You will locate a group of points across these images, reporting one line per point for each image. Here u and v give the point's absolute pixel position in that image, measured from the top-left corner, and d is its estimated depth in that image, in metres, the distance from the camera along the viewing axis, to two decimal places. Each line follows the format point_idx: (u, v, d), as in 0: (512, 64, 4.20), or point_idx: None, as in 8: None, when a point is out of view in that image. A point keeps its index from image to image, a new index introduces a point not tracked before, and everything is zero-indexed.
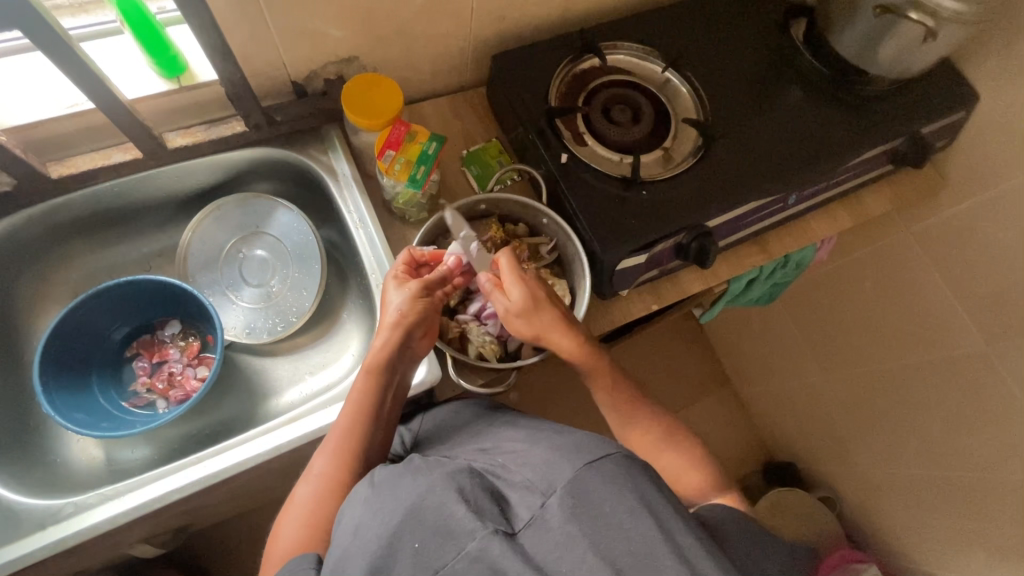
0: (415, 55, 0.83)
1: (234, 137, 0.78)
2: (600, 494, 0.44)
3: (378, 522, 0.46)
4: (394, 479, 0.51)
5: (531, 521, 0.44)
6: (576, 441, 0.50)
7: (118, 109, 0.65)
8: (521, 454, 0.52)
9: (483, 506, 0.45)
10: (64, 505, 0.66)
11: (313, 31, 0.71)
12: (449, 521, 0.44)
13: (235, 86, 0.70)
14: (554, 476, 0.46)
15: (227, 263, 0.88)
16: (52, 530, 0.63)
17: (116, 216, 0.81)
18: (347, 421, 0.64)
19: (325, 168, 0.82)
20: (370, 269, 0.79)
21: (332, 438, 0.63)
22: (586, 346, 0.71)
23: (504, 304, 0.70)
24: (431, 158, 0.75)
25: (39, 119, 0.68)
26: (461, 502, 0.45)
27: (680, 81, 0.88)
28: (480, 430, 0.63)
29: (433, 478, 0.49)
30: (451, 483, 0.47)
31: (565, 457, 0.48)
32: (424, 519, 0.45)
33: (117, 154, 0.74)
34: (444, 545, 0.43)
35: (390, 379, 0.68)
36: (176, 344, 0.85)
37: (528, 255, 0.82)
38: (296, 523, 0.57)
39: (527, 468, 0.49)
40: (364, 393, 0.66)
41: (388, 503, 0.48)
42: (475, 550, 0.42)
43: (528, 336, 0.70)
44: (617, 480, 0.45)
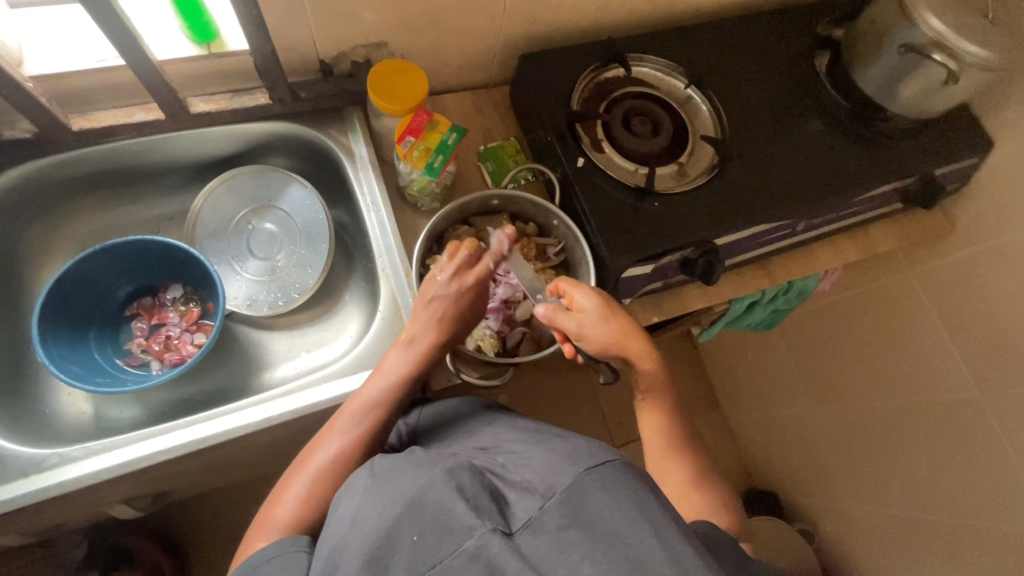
0: (443, 47, 0.84)
1: (257, 109, 0.79)
2: (597, 500, 0.44)
3: (377, 512, 0.45)
4: (395, 470, 0.49)
5: (528, 523, 0.44)
6: (576, 449, 0.51)
7: (149, 68, 0.65)
8: (521, 456, 0.52)
9: (482, 505, 0.45)
10: (50, 454, 0.66)
11: (346, 12, 0.72)
12: (449, 517, 0.44)
13: (265, 58, 0.71)
14: (555, 481, 0.46)
15: (237, 232, 0.88)
16: (35, 479, 0.63)
17: (131, 174, 0.82)
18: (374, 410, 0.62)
19: (343, 148, 0.83)
20: (378, 253, 0.80)
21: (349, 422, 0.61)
22: (661, 363, 0.71)
23: (578, 319, 0.68)
24: (449, 149, 0.75)
25: (67, 71, 0.68)
26: (461, 499, 0.45)
27: (702, 99, 0.89)
28: (478, 428, 0.63)
29: (435, 472, 0.48)
30: (451, 479, 0.47)
31: (566, 462, 0.48)
32: (424, 512, 0.44)
33: (140, 114, 0.74)
34: (442, 540, 0.43)
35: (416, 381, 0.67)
36: (177, 309, 0.85)
37: (535, 255, 0.83)
38: (307, 488, 0.57)
39: (528, 470, 0.49)
40: (400, 379, 0.66)
41: (388, 493, 0.47)
42: (473, 546, 0.42)
43: (611, 346, 0.69)
44: (615, 488, 0.45)
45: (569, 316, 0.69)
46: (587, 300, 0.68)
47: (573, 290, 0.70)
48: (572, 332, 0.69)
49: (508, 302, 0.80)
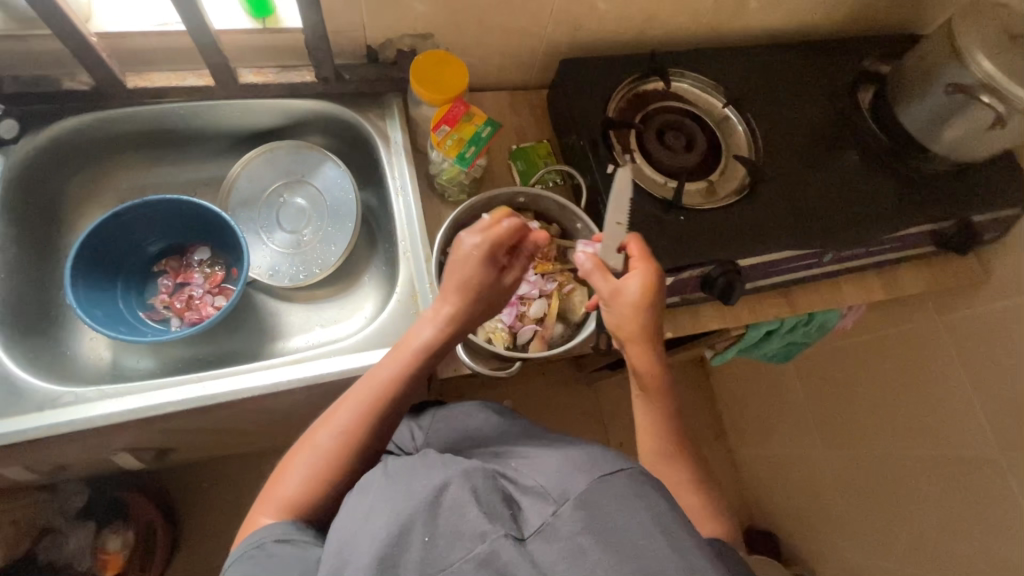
0: (487, 45, 0.86)
1: (302, 86, 0.81)
2: (612, 509, 0.43)
3: (390, 510, 0.45)
4: (409, 470, 0.49)
5: (541, 528, 0.43)
6: (589, 453, 0.49)
7: (206, 35, 0.68)
8: (536, 458, 0.51)
9: (494, 509, 0.45)
10: (66, 392, 0.68)
11: (397, 0, 0.74)
12: (461, 521, 0.44)
13: (316, 37, 0.73)
14: (569, 487, 0.45)
15: (269, 203, 0.90)
16: (50, 414, 0.65)
17: (175, 137, 0.85)
18: (385, 388, 0.61)
19: (379, 132, 0.84)
20: (401, 236, 0.80)
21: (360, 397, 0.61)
22: (659, 368, 0.69)
23: (615, 287, 0.70)
24: (482, 141, 0.75)
25: (130, 31, 0.72)
26: (473, 502, 0.45)
27: (739, 120, 0.89)
28: (492, 431, 0.62)
29: (449, 473, 0.48)
30: (465, 481, 0.47)
31: (581, 467, 0.47)
32: (437, 514, 0.44)
33: (192, 79, 0.78)
34: (452, 544, 0.43)
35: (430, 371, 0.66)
36: (201, 270, 0.87)
37: (556, 255, 0.83)
38: (308, 471, 0.56)
39: (542, 472, 0.48)
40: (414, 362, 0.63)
41: (401, 493, 0.47)
42: (483, 552, 0.42)
43: (625, 327, 0.70)
44: (631, 497, 0.44)
45: (610, 279, 0.70)
46: (635, 283, 0.68)
47: (636, 261, 0.70)
48: (604, 294, 0.71)
49: (524, 299, 0.80)
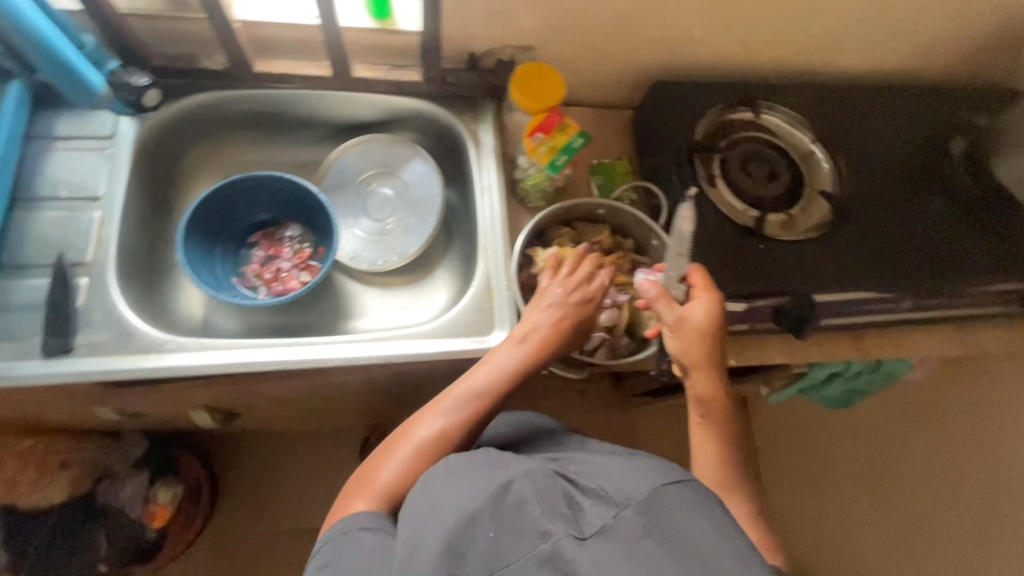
0: (582, 62, 0.89)
1: (406, 84, 0.86)
2: (675, 516, 0.44)
3: (455, 504, 0.46)
4: (471, 466, 0.50)
5: (602, 530, 0.43)
6: (650, 463, 0.50)
7: (334, 28, 0.74)
8: (594, 464, 0.52)
9: (555, 508, 0.45)
10: (168, 339, 0.70)
11: (509, 13, 0.79)
12: (524, 518, 0.44)
13: (430, 39, 0.78)
14: (631, 491, 0.46)
15: (357, 190, 0.95)
16: (161, 357, 0.68)
17: (283, 121, 0.91)
18: (472, 399, 0.63)
19: (471, 133, 0.88)
20: (482, 232, 0.82)
21: (440, 409, 0.62)
22: (722, 396, 0.70)
23: (679, 314, 0.70)
24: (574, 150, 0.77)
25: (266, 20, 0.78)
26: (534, 501, 0.45)
27: (825, 157, 0.89)
28: (552, 443, 0.64)
29: (509, 471, 0.48)
30: (524, 479, 0.47)
31: (642, 474, 0.47)
32: (501, 510, 0.45)
33: (310, 67, 0.80)
34: (516, 542, 0.43)
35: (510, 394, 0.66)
36: (290, 245, 0.92)
37: (629, 269, 0.83)
38: (400, 466, 0.59)
39: (602, 476, 0.48)
40: (512, 374, 0.66)
41: (465, 487, 0.48)
42: (547, 551, 0.42)
43: (690, 355, 0.70)
44: (692, 505, 0.45)
45: (673, 306, 0.70)
46: (700, 311, 0.69)
47: (698, 291, 0.70)
48: (667, 322, 0.71)
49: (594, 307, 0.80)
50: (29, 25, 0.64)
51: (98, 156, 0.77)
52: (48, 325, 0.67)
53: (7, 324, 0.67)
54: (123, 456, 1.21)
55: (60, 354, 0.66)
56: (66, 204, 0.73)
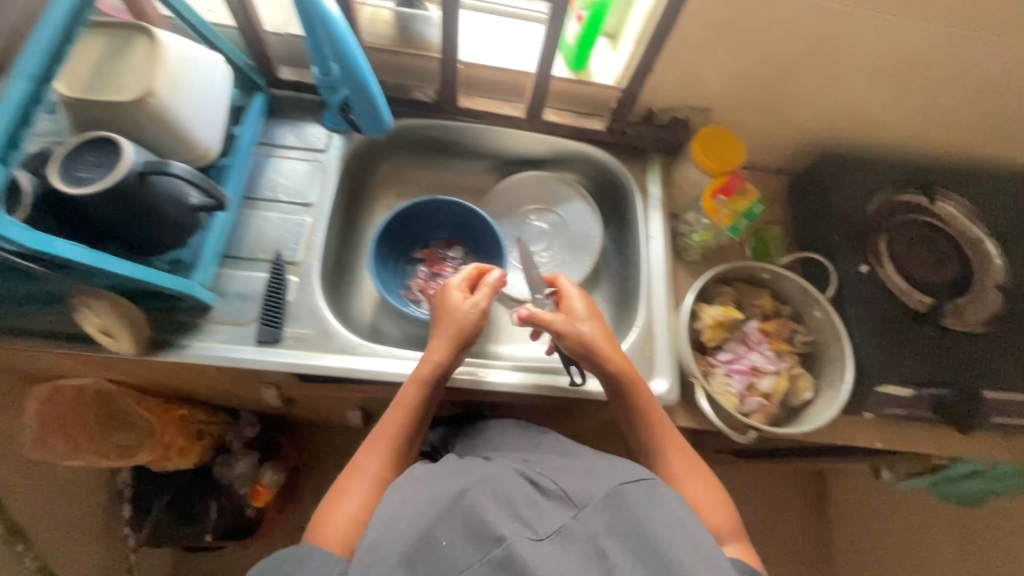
0: (756, 127, 0.91)
1: (585, 130, 0.90)
2: (632, 511, 0.53)
3: (415, 515, 0.53)
4: (442, 475, 0.58)
5: (562, 529, 0.53)
6: (613, 470, 0.58)
7: (545, 77, 0.79)
8: (553, 469, 0.60)
9: (506, 515, 0.52)
10: (360, 343, 0.76)
11: (705, 78, 0.82)
12: (478, 524, 0.51)
13: (626, 94, 0.82)
14: (593, 493, 0.55)
15: (515, 222, 0.99)
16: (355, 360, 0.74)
17: (460, 150, 0.96)
18: (392, 403, 0.69)
19: (639, 184, 0.91)
20: (646, 280, 0.85)
21: (393, 415, 0.68)
22: (648, 401, 0.71)
23: (586, 325, 0.74)
24: (755, 216, 0.80)
25: (478, 62, 0.83)
26: (488, 506, 0.53)
27: (998, 249, 0.87)
28: (504, 436, 0.72)
29: (463, 482, 0.56)
30: (472, 489, 0.54)
31: (596, 479, 0.57)
32: (461, 518, 0.52)
33: (507, 109, 0.87)
34: (466, 548, 0.50)
35: (438, 387, 0.72)
36: (451, 264, 0.95)
37: (786, 336, 0.83)
38: (353, 510, 0.61)
39: (567, 483, 0.57)
40: (434, 367, 0.70)
41: (424, 500, 0.54)
42: (504, 551, 0.49)
43: (578, 347, 0.72)
44: (652, 502, 0.54)
45: (571, 314, 0.75)
46: (588, 326, 0.73)
47: (566, 294, 0.77)
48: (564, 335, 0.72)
49: (755, 370, 0.79)
50: (343, 45, 0.64)
51: (312, 167, 0.85)
52: (266, 314, 0.74)
53: (229, 308, 0.75)
54: (239, 435, 1.27)
55: (271, 342, 0.73)
56: (284, 206, 0.82)
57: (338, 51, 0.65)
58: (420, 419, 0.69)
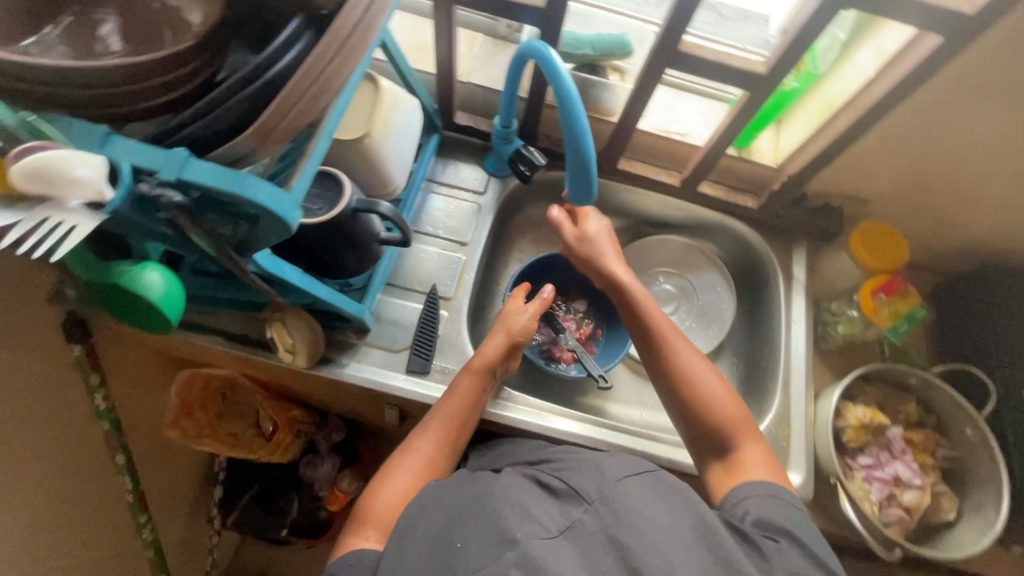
0: (914, 225, 0.88)
1: (735, 205, 0.90)
2: (625, 500, 0.50)
3: (440, 522, 0.53)
4: (467, 484, 0.58)
5: (574, 525, 0.50)
6: (617, 461, 0.56)
7: (716, 154, 0.79)
8: (563, 463, 0.59)
9: (503, 508, 0.52)
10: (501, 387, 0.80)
11: (877, 173, 0.80)
12: (495, 529, 0.50)
13: (793, 179, 0.81)
14: (603, 488, 0.52)
15: (644, 280, 0.98)
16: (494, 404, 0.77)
17: (600, 205, 0.98)
18: (450, 399, 0.69)
19: (783, 266, 0.89)
20: (784, 366, 0.83)
21: (443, 418, 0.68)
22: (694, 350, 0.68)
23: (596, 226, 0.77)
24: (917, 320, 0.82)
25: (645, 129, 0.86)
26: (478, 500, 0.54)
27: None
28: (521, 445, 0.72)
29: (479, 488, 0.55)
30: (484, 492, 0.55)
31: (603, 471, 0.54)
32: (476, 522, 0.51)
33: (663, 176, 0.90)
34: (486, 552, 0.48)
35: (489, 384, 0.72)
36: (571, 318, 0.93)
37: (930, 449, 0.79)
38: (401, 490, 0.61)
39: (568, 473, 0.56)
40: (489, 363, 0.71)
41: (447, 505, 0.55)
42: (519, 555, 0.47)
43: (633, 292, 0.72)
44: (658, 496, 0.51)
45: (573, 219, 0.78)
46: (598, 226, 0.76)
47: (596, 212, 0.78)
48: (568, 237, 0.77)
49: (897, 481, 0.77)
50: (576, 129, 0.58)
51: (469, 208, 0.89)
52: (417, 345, 0.77)
53: (383, 333, 0.79)
54: (327, 437, 1.23)
55: (420, 373, 0.76)
56: (442, 242, 0.86)
57: (567, 137, 0.59)
58: (468, 416, 0.70)
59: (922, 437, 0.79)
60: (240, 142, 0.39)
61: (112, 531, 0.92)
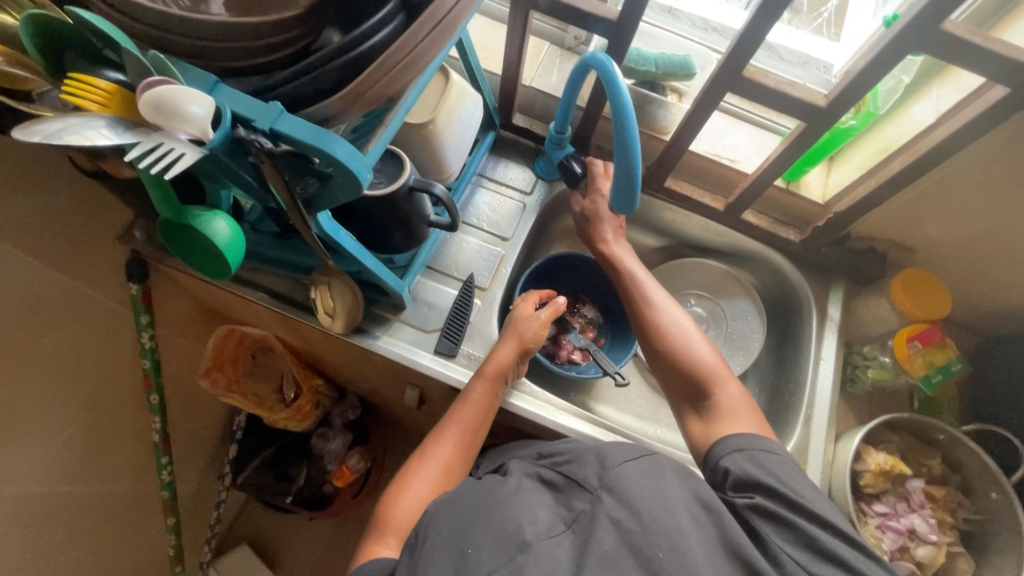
0: (959, 281, 0.87)
1: (777, 237, 0.90)
2: (624, 489, 0.51)
3: (445, 525, 0.52)
4: (468, 486, 0.57)
5: (578, 516, 0.51)
6: (611, 447, 0.57)
7: (764, 183, 0.80)
8: (563, 452, 0.59)
9: (512, 511, 0.52)
10: (523, 381, 0.81)
11: (926, 222, 0.80)
12: (506, 531, 0.49)
13: (839, 217, 0.81)
14: (603, 476, 0.53)
15: (675, 300, 0.98)
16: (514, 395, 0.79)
17: (641, 221, 1.00)
18: (461, 406, 0.71)
19: (818, 303, 0.89)
20: (807, 403, 0.82)
21: (455, 424, 0.69)
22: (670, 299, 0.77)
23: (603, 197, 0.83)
24: (951, 374, 0.80)
25: (697, 151, 0.87)
26: (487, 502, 0.53)
27: None
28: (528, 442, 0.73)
29: (483, 491, 0.55)
30: (491, 494, 0.54)
31: (602, 459, 0.55)
32: (484, 524, 0.50)
33: (708, 199, 0.91)
34: (498, 556, 0.48)
35: (501, 390, 0.74)
36: (578, 320, 0.94)
37: (949, 507, 0.77)
38: (418, 500, 0.63)
39: (569, 467, 0.56)
40: (501, 370, 0.73)
41: (451, 508, 0.54)
42: (532, 557, 0.47)
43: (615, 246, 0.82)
44: (659, 481, 0.52)
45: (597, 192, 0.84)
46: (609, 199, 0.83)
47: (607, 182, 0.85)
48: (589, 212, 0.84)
49: (912, 534, 0.75)
50: (628, 138, 0.60)
51: (515, 207, 0.92)
52: (448, 328, 0.80)
53: (417, 312, 0.81)
54: (342, 414, 1.26)
55: (447, 355, 0.79)
56: (484, 235, 0.89)
57: (617, 146, 0.61)
58: (483, 423, 0.71)
59: (942, 494, 0.77)
60: (331, 103, 0.43)
61: (133, 466, 0.97)
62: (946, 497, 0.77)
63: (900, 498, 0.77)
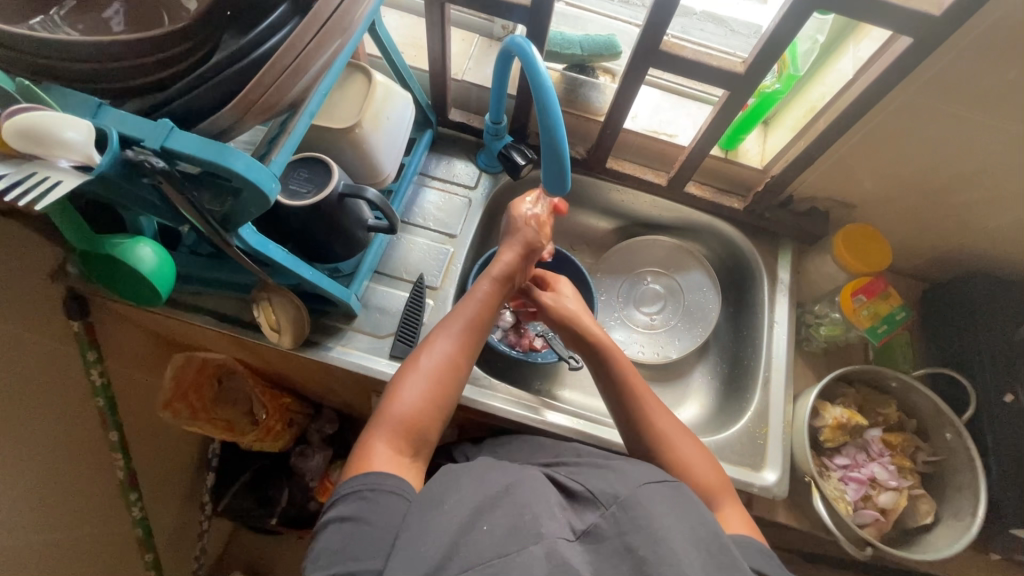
0: (899, 231, 0.89)
1: (721, 207, 0.91)
2: (644, 503, 0.49)
3: (453, 507, 0.50)
4: (480, 470, 0.55)
5: (590, 529, 0.49)
6: (635, 471, 0.55)
7: (699, 155, 0.81)
8: (586, 470, 0.57)
9: (529, 503, 0.49)
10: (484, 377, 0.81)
11: (859, 177, 0.82)
12: (519, 522, 0.47)
13: (776, 181, 0.83)
14: (619, 493, 0.51)
15: (631, 280, 0.99)
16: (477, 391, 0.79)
17: (591, 205, 1.00)
18: (471, 300, 0.68)
19: (768, 267, 0.90)
20: (764, 366, 0.84)
21: (461, 318, 0.67)
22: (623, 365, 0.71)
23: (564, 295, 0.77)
24: (896, 323, 0.82)
25: (633, 130, 0.88)
26: (502, 493, 0.51)
27: None
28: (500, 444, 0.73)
29: (499, 481, 0.53)
30: (509, 485, 0.52)
31: (626, 479, 0.53)
32: (495, 514, 0.48)
33: (650, 175, 0.92)
34: (509, 543, 0.45)
35: (510, 289, 0.72)
36: None
37: (908, 452, 0.79)
38: (418, 390, 0.62)
39: (591, 480, 0.54)
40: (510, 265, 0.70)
41: (460, 490, 0.52)
42: (544, 549, 0.45)
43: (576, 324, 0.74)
44: (681, 508, 0.49)
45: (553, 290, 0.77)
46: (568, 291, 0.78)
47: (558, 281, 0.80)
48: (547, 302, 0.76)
49: (873, 482, 0.77)
50: (549, 118, 0.60)
51: (460, 202, 0.91)
52: (401, 331, 0.79)
53: (369, 319, 0.81)
54: (320, 429, 1.23)
55: (403, 358, 0.78)
56: (432, 234, 0.88)
57: (540, 126, 0.61)
58: (489, 317, 0.68)
59: (901, 440, 0.79)
60: (221, 116, 0.43)
61: (104, 506, 0.95)
62: (904, 443, 0.79)
63: (860, 449, 0.79)
